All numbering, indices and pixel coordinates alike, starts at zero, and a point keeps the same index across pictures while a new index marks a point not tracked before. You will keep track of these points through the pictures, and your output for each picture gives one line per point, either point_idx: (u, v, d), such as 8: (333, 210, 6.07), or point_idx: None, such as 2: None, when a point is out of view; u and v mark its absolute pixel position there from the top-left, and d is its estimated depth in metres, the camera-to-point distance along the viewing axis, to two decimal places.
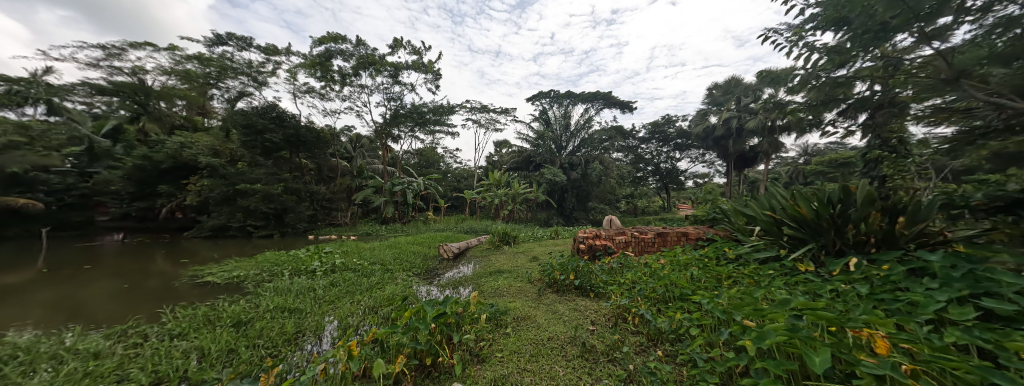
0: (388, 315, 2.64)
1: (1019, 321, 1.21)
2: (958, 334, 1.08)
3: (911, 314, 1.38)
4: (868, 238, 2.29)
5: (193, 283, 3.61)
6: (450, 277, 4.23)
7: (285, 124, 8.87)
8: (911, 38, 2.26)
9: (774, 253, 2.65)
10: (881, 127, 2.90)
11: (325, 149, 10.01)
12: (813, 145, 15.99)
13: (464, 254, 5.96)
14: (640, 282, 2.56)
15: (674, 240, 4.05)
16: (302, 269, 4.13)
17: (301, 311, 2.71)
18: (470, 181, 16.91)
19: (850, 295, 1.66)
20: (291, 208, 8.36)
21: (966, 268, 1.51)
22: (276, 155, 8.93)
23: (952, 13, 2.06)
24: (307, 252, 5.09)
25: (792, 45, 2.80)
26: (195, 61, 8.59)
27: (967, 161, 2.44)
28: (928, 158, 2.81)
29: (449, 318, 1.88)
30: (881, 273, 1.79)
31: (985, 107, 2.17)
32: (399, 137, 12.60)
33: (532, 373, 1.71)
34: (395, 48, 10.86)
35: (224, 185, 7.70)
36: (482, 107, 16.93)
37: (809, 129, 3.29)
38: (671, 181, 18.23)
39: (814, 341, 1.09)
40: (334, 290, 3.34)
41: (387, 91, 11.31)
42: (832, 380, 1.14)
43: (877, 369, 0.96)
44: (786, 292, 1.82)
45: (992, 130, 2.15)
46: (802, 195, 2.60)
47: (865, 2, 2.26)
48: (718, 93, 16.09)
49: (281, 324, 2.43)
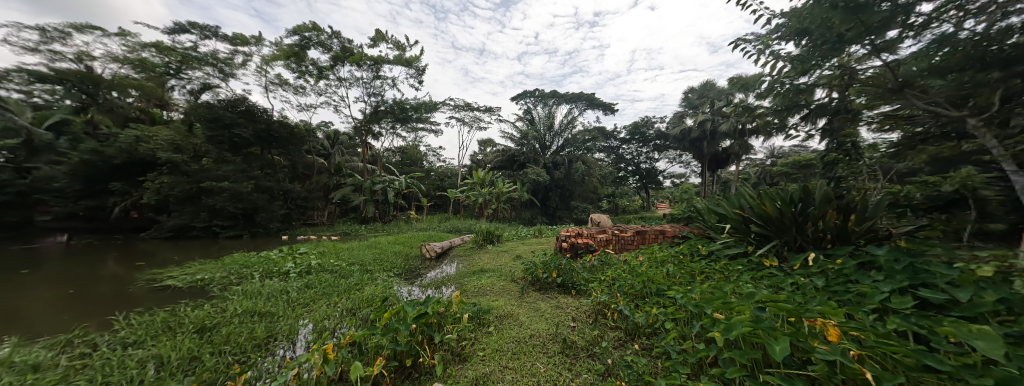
0: (367, 316, 2.58)
1: (948, 308, 1.34)
2: (898, 322, 1.20)
3: (859, 304, 1.52)
4: (825, 234, 2.45)
5: (150, 288, 3.36)
6: (433, 277, 4.18)
7: (255, 118, 8.46)
8: (863, 50, 2.44)
9: (742, 249, 2.79)
10: (837, 131, 3.11)
11: (301, 146, 9.60)
12: (780, 147, 16.98)
13: (447, 253, 5.91)
14: (619, 279, 2.62)
15: (652, 238, 4.18)
16: (274, 270, 3.95)
17: (272, 315, 2.59)
18: (453, 180, 16.73)
19: (809, 288, 1.79)
20: (262, 207, 7.97)
21: (907, 261, 1.66)
22: (246, 151, 8.45)
23: (897, 28, 2.25)
24: (280, 253, 4.85)
25: (759, 53, 2.97)
26: (154, 50, 8.02)
27: (911, 163, 2.68)
28: (876, 161, 3.06)
29: (431, 318, 1.85)
30: (836, 267, 1.93)
31: (924, 115, 2.42)
32: (380, 134, 12.27)
33: (514, 370, 1.72)
34: (376, 42, 10.54)
35: (187, 183, 7.20)
36: (466, 105, 16.82)
37: (775, 133, 3.46)
38: (650, 181, 18.79)
39: (775, 331, 1.17)
40: (310, 292, 3.22)
41: (367, 86, 10.97)
42: (791, 367, 1.21)
43: (829, 356, 1.04)
44: (751, 287, 1.93)
45: (930, 136, 2.47)
46: (768, 194, 2.74)
47: (824, 15, 2.38)
48: (694, 97, 16.76)
49: (250, 329, 2.31)
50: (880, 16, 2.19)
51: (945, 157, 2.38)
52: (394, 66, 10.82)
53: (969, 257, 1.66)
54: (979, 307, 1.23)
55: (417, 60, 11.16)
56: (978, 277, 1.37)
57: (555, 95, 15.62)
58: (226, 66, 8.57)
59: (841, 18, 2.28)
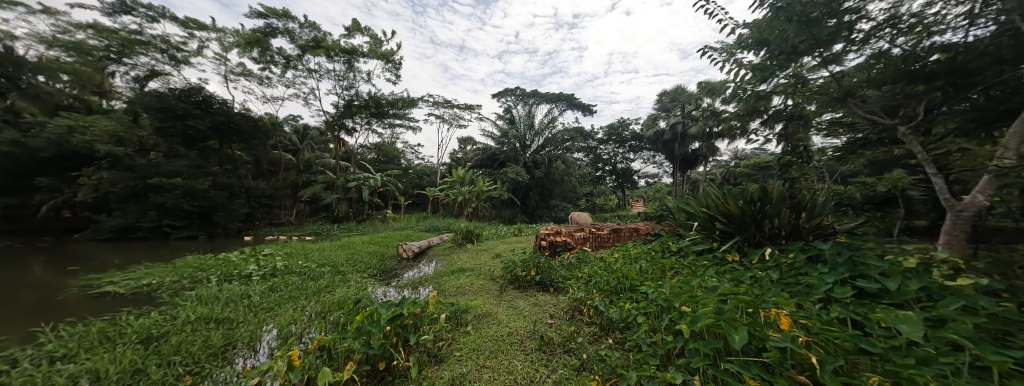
0: (339, 320, 2.48)
1: (881, 297, 1.50)
2: (840, 310, 1.32)
3: (807, 295, 1.66)
4: (780, 231, 2.64)
5: (86, 295, 3.02)
6: (410, 277, 4.09)
7: (212, 109, 7.85)
8: (814, 61, 2.64)
9: (708, 246, 2.95)
10: (791, 137, 3.35)
11: (264, 141, 9.11)
12: (743, 150, 18.10)
13: (425, 253, 5.80)
14: (595, 276, 2.68)
15: (626, 236, 4.32)
16: (234, 273, 3.68)
17: (231, 322, 2.41)
18: (432, 178, 16.42)
19: (766, 281, 1.93)
20: (220, 205, 7.42)
21: (847, 254, 1.83)
22: (202, 145, 7.79)
23: (842, 42, 2.46)
24: (240, 255, 4.53)
25: (725, 61, 3.12)
26: (91, 31, 7.15)
27: (852, 166, 2.95)
28: (824, 163, 3.35)
29: (406, 319, 1.81)
30: (788, 261, 2.10)
31: (864, 122, 2.67)
32: (354, 129, 11.77)
33: (491, 370, 1.71)
34: (349, 32, 10.07)
35: (132, 179, 6.53)
36: (445, 101, 16.56)
37: (738, 137, 3.67)
38: (626, 181, 19.42)
39: (735, 322, 1.25)
40: (274, 295, 3.03)
41: (339, 79, 10.47)
42: (748, 354, 1.30)
43: (781, 342, 1.13)
44: (715, 280, 2.05)
45: (868, 141, 2.71)
46: (731, 193, 2.91)
47: (781, 27, 2.54)
48: (667, 100, 17.47)
49: (204, 337, 2.14)
50: (827, 30, 2.39)
51: (880, 161, 2.65)
52: (369, 59, 10.41)
53: (898, 250, 1.86)
54: (905, 295, 1.39)
55: (394, 54, 10.81)
56: (904, 269, 1.55)
57: (535, 95, 15.72)
58: (178, 52, 8.05)
59: (795, 31, 2.46)
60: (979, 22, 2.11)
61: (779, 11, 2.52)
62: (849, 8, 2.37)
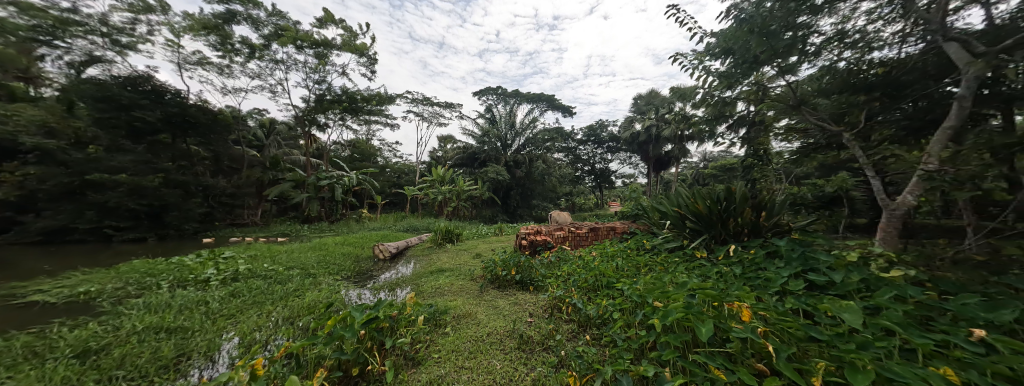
0: (308, 325, 2.37)
1: (827, 288, 1.64)
2: (793, 302, 1.43)
3: (766, 288, 1.78)
4: (742, 229, 2.81)
5: (7, 306, 2.68)
6: (387, 279, 3.98)
7: (163, 100, 7.19)
8: (772, 71, 2.83)
9: (678, 243, 3.09)
10: (752, 140, 3.58)
11: (224, 136, 8.49)
12: (711, 152, 19.14)
13: (403, 253, 5.67)
14: (574, 274, 2.73)
15: (604, 234, 4.43)
16: (189, 278, 3.41)
17: (184, 331, 2.23)
18: (410, 177, 16.05)
19: (730, 276, 2.05)
20: (173, 205, 6.86)
21: (800, 250, 1.98)
22: (151, 139, 7.12)
23: (797, 54, 2.65)
24: (197, 258, 4.19)
25: (695, 68, 3.28)
26: (13, 8, 6.04)
27: (805, 168, 3.20)
28: (781, 166, 3.60)
29: (382, 323, 1.77)
30: (749, 257, 2.25)
31: (815, 128, 2.90)
32: (326, 125, 11.26)
33: (469, 370, 1.71)
34: (322, 23, 9.62)
35: (66, 175, 5.86)
36: (423, 99, 16.25)
37: (706, 139, 3.86)
38: (603, 181, 19.93)
39: (702, 315, 1.32)
40: (235, 301, 2.84)
41: (310, 71, 9.98)
42: (714, 345, 1.37)
43: (742, 333, 1.21)
44: (685, 276, 2.15)
45: (818, 146, 2.95)
46: (699, 193, 3.06)
47: (744, 38, 2.70)
48: (642, 103, 18.11)
49: (152, 348, 1.97)
50: (784, 42, 2.57)
51: (829, 164, 2.89)
52: (343, 52, 10.00)
53: (842, 245, 2.04)
54: (847, 286, 1.54)
55: (370, 48, 10.45)
56: (847, 262, 1.71)
57: (515, 95, 15.77)
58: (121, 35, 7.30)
59: (757, 42, 2.62)
60: (910, 40, 2.36)
61: (743, 22, 2.67)
62: (803, 23, 2.56)
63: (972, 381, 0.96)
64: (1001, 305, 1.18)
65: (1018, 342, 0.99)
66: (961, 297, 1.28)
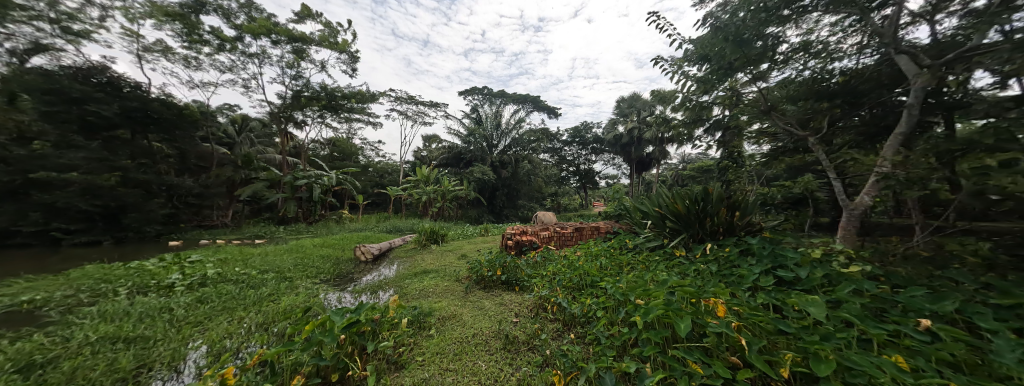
0: (284, 331, 2.29)
1: (794, 283, 1.75)
2: (764, 297, 1.52)
3: (740, 284, 1.87)
4: (718, 228, 2.94)
5: None
6: (369, 281, 3.89)
7: (121, 94, 6.51)
8: (746, 77, 2.96)
9: (659, 242, 3.19)
10: (727, 143, 3.75)
11: (191, 132, 7.87)
12: (689, 154, 19.86)
13: (386, 255, 5.57)
14: (559, 274, 2.77)
15: (588, 234, 4.51)
16: (151, 284, 3.21)
17: (145, 340, 2.11)
18: (393, 177, 15.76)
19: (706, 274, 2.14)
20: (132, 205, 6.31)
21: (770, 247, 2.10)
22: (107, 134, 6.37)
23: (768, 61, 2.79)
24: (160, 263, 3.95)
25: (674, 72, 3.40)
26: None
27: (775, 170, 3.37)
28: (753, 167, 3.79)
29: (364, 326, 1.73)
30: (724, 255, 2.36)
31: (783, 133, 3.07)
32: (304, 122, 10.89)
33: (454, 372, 1.70)
34: (300, 18, 9.30)
35: (5, 172, 5.27)
36: (407, 98, 16.00)
37: (685, 142, 4.00)
38: (588, 181, 20.25)
39: (681, 311, 1.37)
40: (203, 308, 2.70)
41: (286, 66, 9.61)
42: (692, 340, 1.43)
43: (718, 328, 1.27)
44: (665, 274, 2.23)
45: (786, 149, 3.13)
46: (679, 194, 3.17)
47: (719, 46, 2.83)
48: (625, 105, 18.56)
49: (108, 360, 1.84)
50: (756, 51, 2.70)
51: (795, 166, 3.08)
52: (322, 48, 9.70)
53: (808, 243, 2.17)
54: (812, 282, 1.65)
55: (352, 45, 10.18)
56: (811, 259, 1.82)
57: (501, 95, 15.80)
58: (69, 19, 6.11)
59: (731, 50, 2.73)
60: (867, 51, 2.54)
61: (718, 30, 2.78)
62: (772, 33, 2.71)
63: (919, 367, 1.05)
64: (944, 297, 1.30)
65: (957, 330, 1.09)
66: (910, 290, 1.40)
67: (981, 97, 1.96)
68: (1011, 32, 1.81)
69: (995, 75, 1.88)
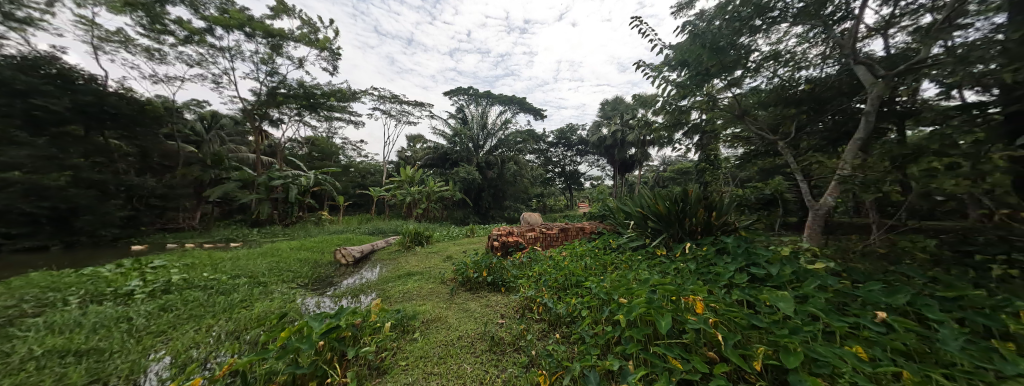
0: (257, 339, 2.20)
1: (766, 280, 1.84)
2: (739, 294, 1.59)
3: (717, 281, 1.95)
4: (696, 227, 3.04)
5: None
6: (350, 285, 3.79)
7: (75, 87, 5.96)
8: (721, 83, 3.08)
9: (642, 242, 3.27)
10: (705, 146, 3.89)
11: (153, 128, 7.42)
12: (670, 156, 20.50)
13: (368, 257, 5.45)
14: (545, 274, 2.79)
15: (573, 234, 4.57)
16: (108, 292, 3.00)
17: (100, 353, 1.97)
18: (376, 178, 15.43)
19: (685, 272, 2.22)
20: (86, 207, 5.78)
21: (743, 246, 2.20)
22: (57, 131, 5.71)
23: (741, 69, 2.92)
24: (118, 269, 3.70)
25: (654, 77, 3.50)
26: None
27: (749, 172, 3.52)
28: (729, 169, 3.95)
29: (343, 331, 1.69)
30: (702, 253, 2.45)
31: (755, 136, 3.22)
32: (279, 120, 10.53)
33: (439, 376, 1.69)
34: (276, 13, 8.98)
35: None
36: (391, 97, 15.76)
37: (665, 145, 4.12)
38: (573, 182, 20.52)
39: (662, 309, 1.42)
40: (166, 316, 2.56)
41: (262, 63, 9.25)
42: (672, 337, 1.48)
43: (697, 324, 1.31)
44: (647, 273, 2.29)
45: (759, 152, 3.28)
46: (660, 195, 3.26)
47: (697, 53, 2.93)
48: (608, 108, 18.96)
49: (57, 375, 1.71)
50: (731, 58, 2.82)
51: (766, 168, 3.24)
52: (300, 44, 9.39)
53: (778, 241, 2.29)
54: (782, 278, 1.74)
55: (333, 42, 9.91)
56: (781, 256, 1.92)
57: (487, 96, 15.79)
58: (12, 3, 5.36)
59: (708, 57, 2.83)
60: (829, 61, 2.72)
61: (696, 37, 2.89)
62: (744, 43, 2.85)
63: (876, 356, 1.13)
64: (897, 290, 1.40)
65: (908, 321, 1.18)
66: (868, 284, 1.50)
67: (928, 106, 2.14)
68: (953, 47, 1.98)
69: (939, 86, 2.05)
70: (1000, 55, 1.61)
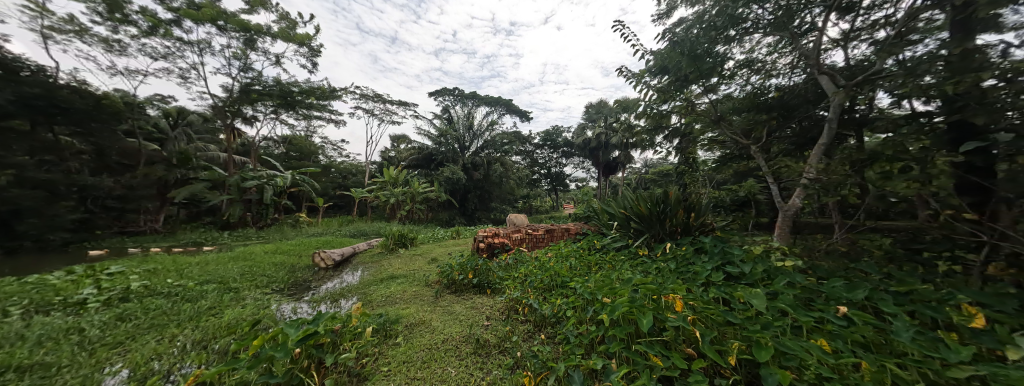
0: (228, 348, 2.10)
1: (740, 278, 1.93)
2: (715, 292, 1.66)
3: (695, 281, 2.02)
4: (676, 227, 3.15)
5: None
6: (329, 289, 3.68)
7: (20, 78, 5.48)
8: (699, 90, 3.20)
9: (625, 243, 3.35)
10: (683, 150, 4.02)
11: (110, 124, 6.96)
12: (652, 159, 21.07)
13: (349, 260, 5.31)
14: (530, 275, 2.82)
15: (559, 235, 4.62)
16: (58, 301, 2.78)
17: (48, 367, 1.83)
18: (358, 178, 15.06)
19: (666, 271, 2.29)
20: (30, 209, 5.32)
21: (720, 246, 2.29)
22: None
23: (717, 76, 3.05)
24: (68, 276, 3.45)
25: (636, 83, 3.58)
26: None
27: (725, 174, 3.67)
28: (707, 172, 4.10)
29: (321, 338, 1.64)
30: (681, 253, 2.53)
31: (730, 141, 3.36)
32: (252, 118, 10.09)
33: (422, 380, 1.67)
34: (251, 7, 8.63)
35: None
36: (374, 96, 15.44)
37: (647, 148, 4.22)
38: (559, 184, 20.74)
39: (644, 307, 1.46)
40: (124, 327, 2.40)
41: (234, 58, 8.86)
42: (654, 334, 1.51)
43: (676, 322, 1.36)
44: (629, 273, 2.35)
45: (734, 156, 3.43)
46: (642, 196, 3.35)
47: (676, 59, 3.03)
48: (593, 111, 19.30)
49: None
50: (708, 65, 2.93)
51: (741, 171, 3.39)
52: (278, 39, 9.05)
53: (752, 241, 2.40)
54: (754, 276, 1.83)
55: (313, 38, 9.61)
56: (754, 255, 2.02)
57: (473, 97, 15.77)
58: None
59: (687, 63, 2.93)
60: (796, 71, 2.88)
61: (675, 45, 2.99)
62: (719, 51, 2.98)
63: (838, 348, 1.21)
64: (857, 286, 1.50)
65: (867, 315, 1.26)
66: (832, 281, 1.60)
67: (883, 114, 2.29)
68: (904, 61, 2.15)
69: (892, 95, 2.21)
70: (944, 68, 1.76)
